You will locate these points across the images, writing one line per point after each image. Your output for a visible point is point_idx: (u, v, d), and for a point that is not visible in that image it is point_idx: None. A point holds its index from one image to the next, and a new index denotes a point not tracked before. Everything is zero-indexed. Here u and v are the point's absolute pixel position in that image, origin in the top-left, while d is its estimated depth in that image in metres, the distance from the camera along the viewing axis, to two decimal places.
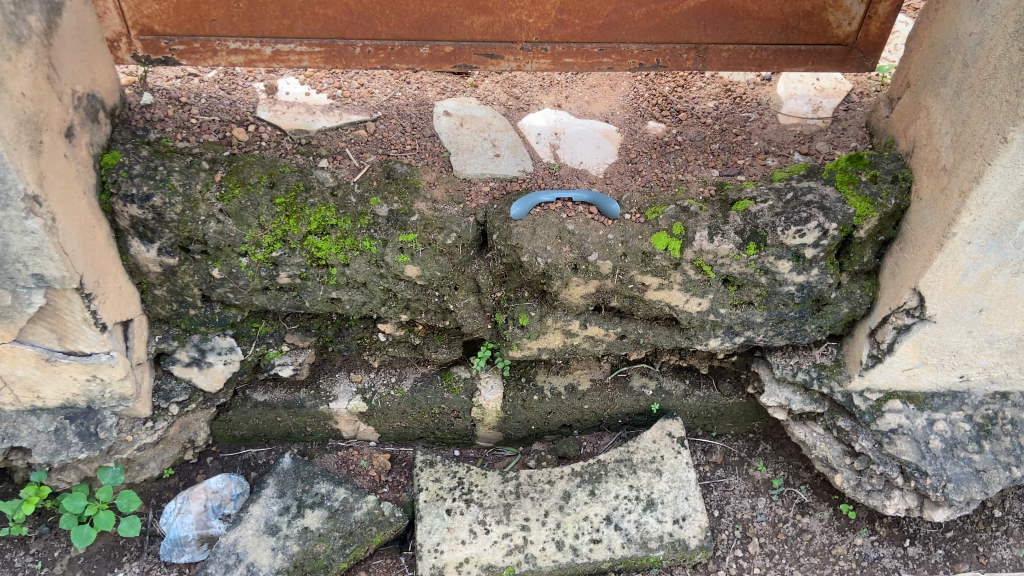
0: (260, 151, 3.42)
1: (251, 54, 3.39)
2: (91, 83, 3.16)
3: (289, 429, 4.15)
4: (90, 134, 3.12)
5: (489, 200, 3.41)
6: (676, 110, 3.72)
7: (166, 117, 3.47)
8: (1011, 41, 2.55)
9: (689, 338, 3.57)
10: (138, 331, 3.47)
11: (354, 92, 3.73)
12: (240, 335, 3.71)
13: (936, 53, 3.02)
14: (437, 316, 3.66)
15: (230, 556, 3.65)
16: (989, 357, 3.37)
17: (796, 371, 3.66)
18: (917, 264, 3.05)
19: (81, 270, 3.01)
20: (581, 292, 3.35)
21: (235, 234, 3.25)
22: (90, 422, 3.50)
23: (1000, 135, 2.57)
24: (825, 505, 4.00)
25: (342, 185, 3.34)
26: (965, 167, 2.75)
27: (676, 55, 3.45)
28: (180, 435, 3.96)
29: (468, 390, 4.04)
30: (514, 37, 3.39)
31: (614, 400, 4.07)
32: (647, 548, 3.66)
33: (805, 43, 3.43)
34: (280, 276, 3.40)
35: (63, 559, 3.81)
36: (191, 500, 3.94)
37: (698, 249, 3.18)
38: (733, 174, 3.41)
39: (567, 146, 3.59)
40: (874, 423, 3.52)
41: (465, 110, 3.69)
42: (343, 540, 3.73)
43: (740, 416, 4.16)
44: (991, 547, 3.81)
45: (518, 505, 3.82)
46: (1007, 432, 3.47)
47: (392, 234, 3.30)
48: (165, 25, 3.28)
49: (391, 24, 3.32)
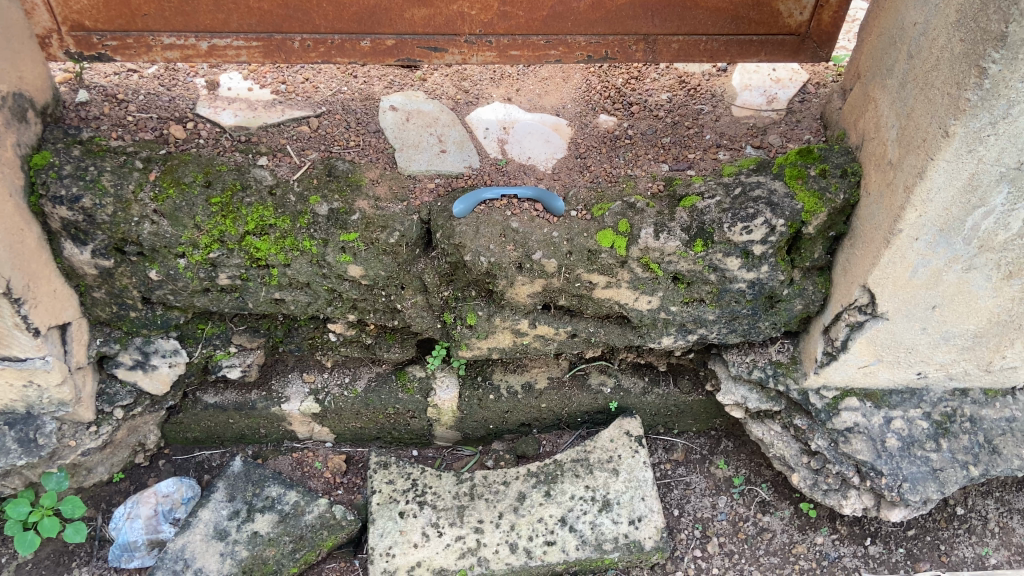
0: (198, 149, 3.33)
1: (187, 49, 3.30)
2: (17, 82, 3.07)
3: (243, 430, 4.08)
4: (17, 134, 3.04)
5: (433, 197, 3.33)
6: (629, 103, 3.63)
7: (102, 115, 3.38)
8: (952, 31, 2.46)
9: (642, 337, 3.49)
10: (77, 335, 3.40)
11: (298, 87, 3.64)
12: (185, 337, 3.64)
13: (883, 44, 2.93)
14: (386, 316, 3.58)
15: (178, 561, 3.59)
16: (946, 353, 3.29)
17: (752, 369, 3.58)
18: (867, 260, 2.98)
19: (8, 275, 2.92)
20: (527, 291, 3.27)
21: (170, 235, 3.17)
22: (30, 428, 3.41)
23: (942, 129, 2.50)
24: (786, 504, 3.93)
25: (281, 184, 3.26)
26: (910, 161, 2.67)
27: (624, 46, 3.36)
28: (129, 438, 3.89)
29: (422, 389, 3.97)
30: (457, 30, 3.29)
31: (572, 398, 3.99)
32: (602, 550, 3.60)
33: (756, 34, 3.34)
34: (220, 277, 3.32)
35: (10, 565, 3.75)
36: (140, 504, 3.88)
37: (644, 247, 3.10)
38: (682, 168, 3.33)
39: (515, 141, 3.51)
40: (829, 422, 3.46)
41: (412, 105, 3.60)
42: (293, 545, 3.67)
43: (701, 414, 4.09)
44: (953, 546, 3.75)
45: (472, 507, 3.75)
46: (965, 429, 3.40)
47: (332, 232, 3.22)
48: (96, 20, 3.19)
49: (330, 18, 3.23)
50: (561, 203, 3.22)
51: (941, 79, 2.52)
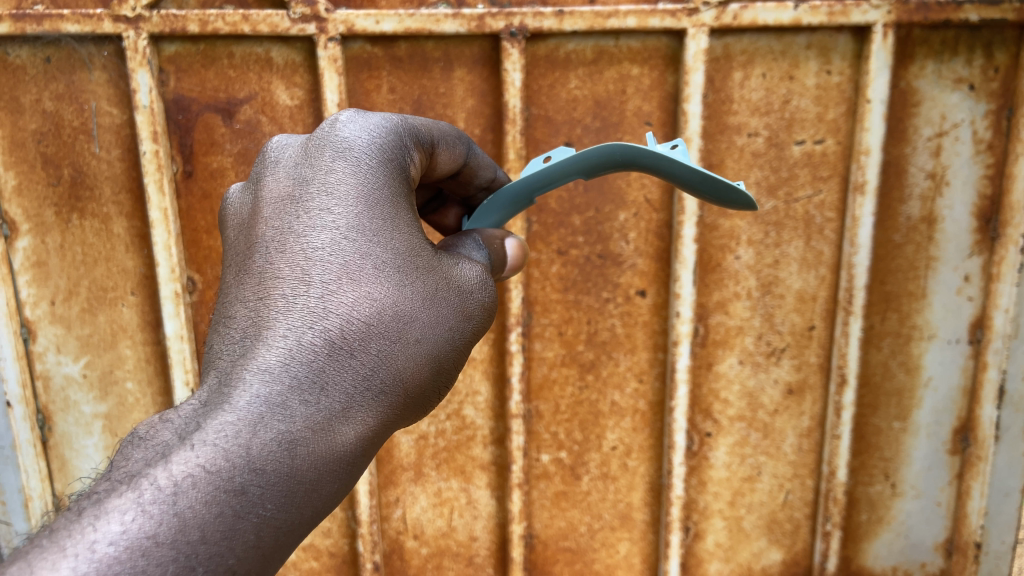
0: None
1: (41, 415, 1.85)
2: None
3: None
4: None
5: None
6: None
7: None
8: None
9: None
10: None
11: None
12: None
13: (848, 570, 1.94)
14: None
15: None
16: None
17: None
18: None
19: None
20: None
21: None
22: None
23: (850, 167, 1.69)
24: None
25: None
26: (852, 126, 1.67)
27: None
28: None
29: None
30: None
31: None
32: None
33: None
34: None
35: None
36: None
37: None
38: None
39: None
40: None
41: None
42: None
43: None
44: None
45: None
46: None
47: None
48: None
49: None
50: (741, 193, 1.14)
51: (876, 246, 1.75)
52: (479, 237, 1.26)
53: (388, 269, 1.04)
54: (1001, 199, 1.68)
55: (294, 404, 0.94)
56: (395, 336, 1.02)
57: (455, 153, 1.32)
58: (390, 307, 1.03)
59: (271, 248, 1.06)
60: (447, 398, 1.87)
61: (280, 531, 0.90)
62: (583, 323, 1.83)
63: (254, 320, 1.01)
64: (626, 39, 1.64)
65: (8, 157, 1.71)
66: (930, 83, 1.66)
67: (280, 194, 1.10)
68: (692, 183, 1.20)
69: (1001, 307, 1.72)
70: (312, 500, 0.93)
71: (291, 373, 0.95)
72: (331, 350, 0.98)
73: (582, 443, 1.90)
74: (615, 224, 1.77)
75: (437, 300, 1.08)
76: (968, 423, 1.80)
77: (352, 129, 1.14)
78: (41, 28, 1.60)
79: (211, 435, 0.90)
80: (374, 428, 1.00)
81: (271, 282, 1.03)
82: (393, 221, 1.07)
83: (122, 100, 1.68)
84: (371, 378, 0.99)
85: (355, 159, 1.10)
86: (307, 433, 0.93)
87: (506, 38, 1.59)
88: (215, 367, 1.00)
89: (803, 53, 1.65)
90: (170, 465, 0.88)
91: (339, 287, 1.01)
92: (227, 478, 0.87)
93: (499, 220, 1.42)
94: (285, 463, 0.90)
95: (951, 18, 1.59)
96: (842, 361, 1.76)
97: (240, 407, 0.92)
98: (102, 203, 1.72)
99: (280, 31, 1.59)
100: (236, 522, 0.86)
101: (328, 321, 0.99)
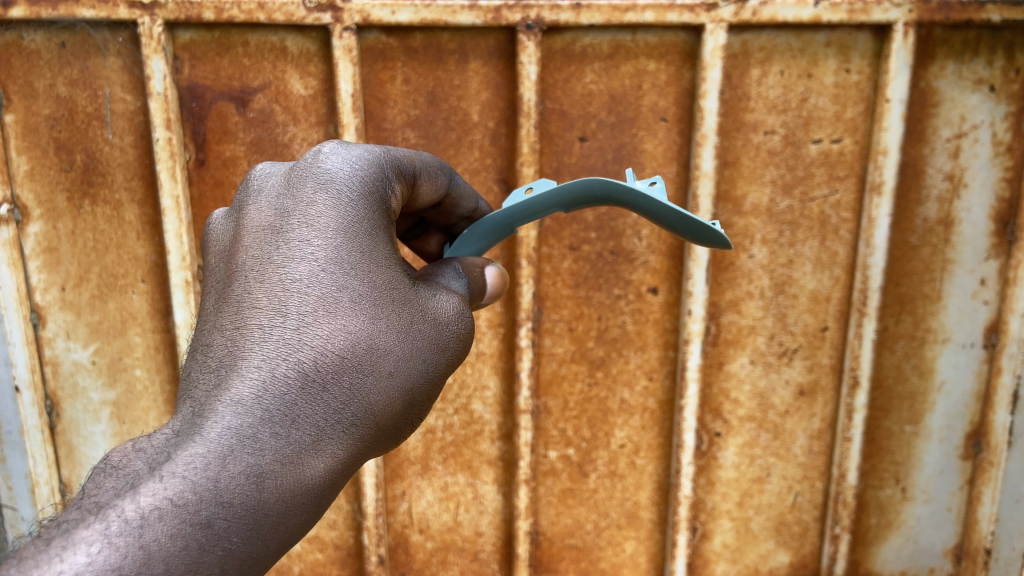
0: None
1: (48, 402, 1.85)
2: None
3: None
4: None
5: None
6: None
7: None
8: None
9: None
10: None
11: None
12: None
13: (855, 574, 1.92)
14: None
15: None
16: None
17: None
18: None
19: None
20: None
21: None
22: None
23: (867, 167, 1.67)
24: None
25: None
26: (870, 125, 1.66)
27: None
28: None
29: None
30: None
31: None
32: None
33: None
34: None
35: None
36: None
37: None
38: None
39: None
40: None
41: None
42: None
43: None
44: None
45: None
46: None
47: None
48: None
49: None
50: (716, 235, 1.15)
51: (892, 247, 1.73)
52: (460, 267, 1.25)
53: (365, 302, 1.03)
54: (1019, 202, 1.66)
55: (263, 438, 0.94)
56: (368, 370, 1.01)
57: (438, 184, 1.32)
58: (365, 339, 1.02)
59: (249, 277, 1.05)
60: (455, 393, 1.87)
61: (245, 564, 0.92)
62: (593, 320, 1.82)
63: (228, 351, 1.01)
64: (643, 33, 1.63)
65: (21, 141, 1.71)
66: (950, 84, 1.64)
67: (262, 223, 1.09)
68: (667, 222, 1.20)
69: (1017, 311, 1.70)
70: (278, 532, 0.95)
71: (263, 407, 0.96)
72: (303, 385, 0.98)
73: (590, 441, 1.88)
74: (627, 221, 1.75)
75: (414, 334, 1.07)
76: (980, 428, 1.78)
77: (335, 160, 1.13)
78: (56, 12, 1.60)
79: (180, 467, 0.91)
80: (344, 461, 1.00)
81: (247, 312, 1.03)
82: (372, 254, 1.06)
83: (136, 86, 1.68)
84: (343, 412, 1.00)
85: (336, 191, 1.09)
86: (276, 467, 0.94)
87: (522, 30, 1.58)
88: (189, 396, 1.00)
89: (822, 51, 1.64)
90: (138, 497, 0.89)
91: (315, 319, 1.01)
92: (194, 511, 0.89)
93: (480, 249, 1.43)
94: (252, 497, 0.92)
95: (973, 18, 1.57)
96: (855, 363, 1.74)
97: (211, 440, 0.93)
98: (114, 189, 1.72)
99: (296, 20, 1.58)
100: (201, 555, 0.88)
101: (302, 354, 0.99)
